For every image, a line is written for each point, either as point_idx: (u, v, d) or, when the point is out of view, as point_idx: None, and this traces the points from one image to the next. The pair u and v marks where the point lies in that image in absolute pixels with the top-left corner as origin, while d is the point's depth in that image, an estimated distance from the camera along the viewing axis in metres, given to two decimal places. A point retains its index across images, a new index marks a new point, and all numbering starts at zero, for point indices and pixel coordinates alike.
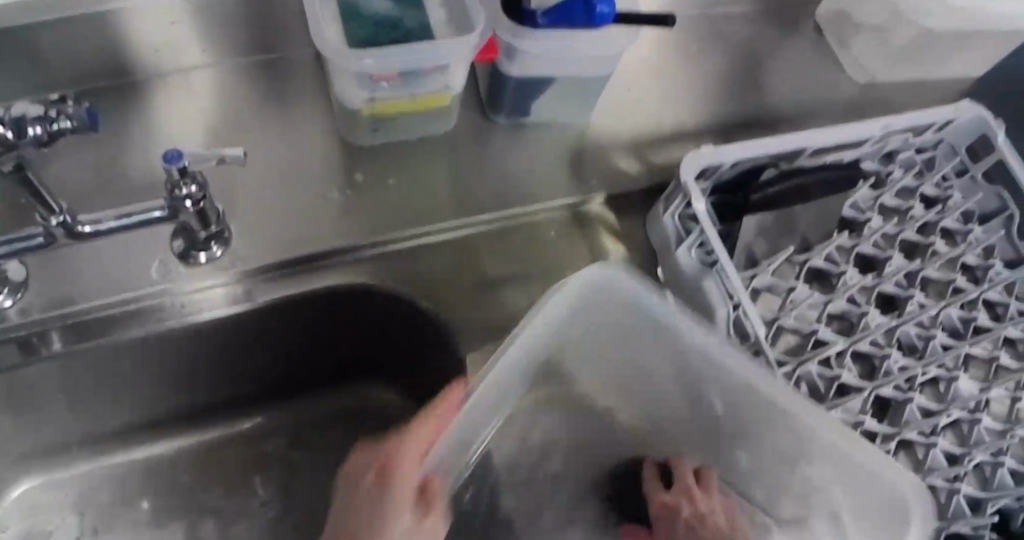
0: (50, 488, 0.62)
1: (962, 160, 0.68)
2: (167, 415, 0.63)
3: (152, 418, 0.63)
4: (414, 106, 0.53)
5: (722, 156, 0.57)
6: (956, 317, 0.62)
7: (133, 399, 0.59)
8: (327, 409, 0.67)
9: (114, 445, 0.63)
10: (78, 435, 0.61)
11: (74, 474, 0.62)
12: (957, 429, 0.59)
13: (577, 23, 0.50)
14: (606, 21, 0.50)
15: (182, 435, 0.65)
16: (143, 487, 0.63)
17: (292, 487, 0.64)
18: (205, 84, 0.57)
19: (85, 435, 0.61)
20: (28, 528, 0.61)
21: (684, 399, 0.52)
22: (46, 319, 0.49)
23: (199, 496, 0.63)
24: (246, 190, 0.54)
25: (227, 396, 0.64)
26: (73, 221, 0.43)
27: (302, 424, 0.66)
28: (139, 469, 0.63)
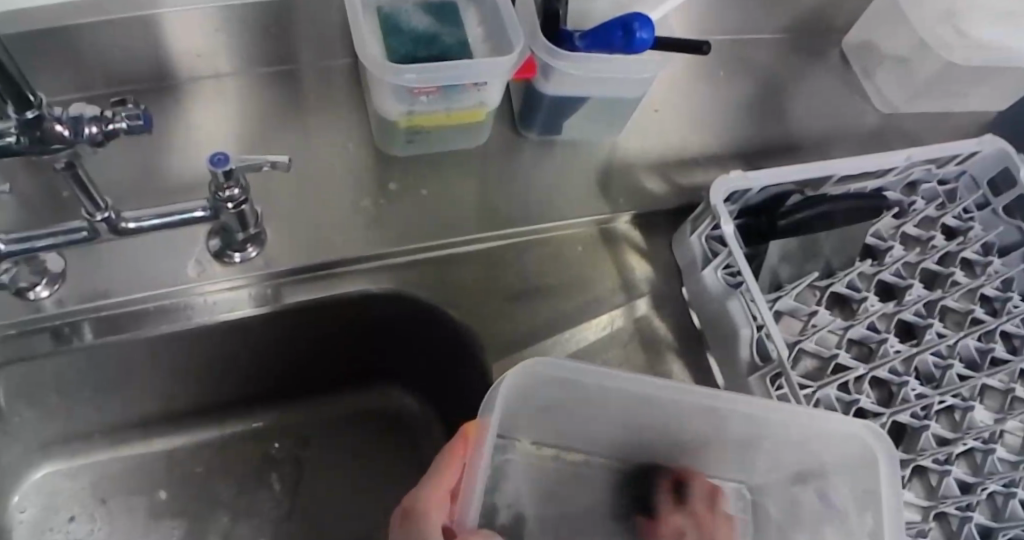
0: (69, 478, 0.62)
1: (983, 193, 0.69)
2: (188, 410, 0.64)
3: (174, 412, 0.64)
4: (450, 120, 0.54)
5: (751, 181, 0.57)
6: (974, 347, 0.64)
7: (156, 392, 0.60)
8: (345, 410, 0.67)
9: (134, 437, 0.64)
10: (99, 426, 0.62)
11: (93, 464, 0.63)
12: (970, 457, 0.61)
13: (616, 48, 0.51)
14: (643, 48, 0.51)
15: (202, 431, 0.65)
16: (161, 480, 0.64)
17: (304, 486, 0.64)
18: (247, 90, 0.59)
19: (106, 427, 0.62)
20: (42, 518, 0.60)
21: (678, 436, 0.52)
22: (80, 310, 0.50)
23: (214, 492, 0.64)
24: (281, 194, 0.56)
25: (249, 393, 0.65)
26: (117, 217, 0.44)
27: (321, 424, 0.67)
28: (157, 463, 0.64)
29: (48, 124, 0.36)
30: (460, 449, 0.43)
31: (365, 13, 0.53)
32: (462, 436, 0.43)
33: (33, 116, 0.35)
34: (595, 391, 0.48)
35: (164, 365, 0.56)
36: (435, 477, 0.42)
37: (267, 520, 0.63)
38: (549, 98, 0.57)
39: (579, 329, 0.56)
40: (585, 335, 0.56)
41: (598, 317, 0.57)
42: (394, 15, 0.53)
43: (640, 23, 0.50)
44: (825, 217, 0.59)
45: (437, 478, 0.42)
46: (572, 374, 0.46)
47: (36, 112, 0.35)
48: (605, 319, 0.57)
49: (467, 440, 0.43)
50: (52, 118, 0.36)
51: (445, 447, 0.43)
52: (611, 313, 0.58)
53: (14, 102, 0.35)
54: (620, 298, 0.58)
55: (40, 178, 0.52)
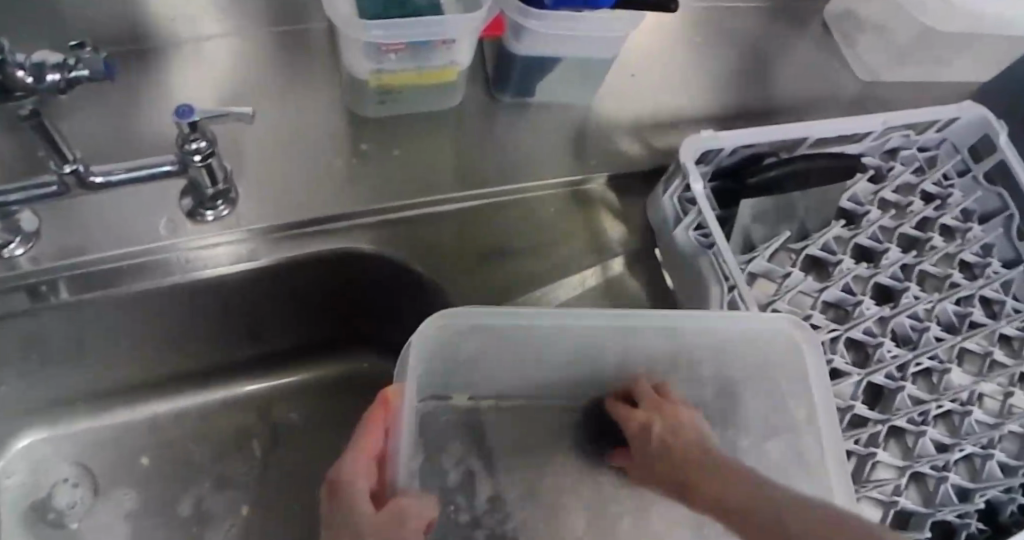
0: (51, 445, 0.62)
1: (963, 159, 0.68)
2: (168, 380, 0.64)
3: (153, 380, 0.64)
4: (420, 80, 0.55)
5: (721, 141, 0.58)
6: (953, 311, 0.63)
7: (133, 360, 0.60)
8: (325, 376, 0.68)
9: (114, 406, 0.64)
10: (80, 395, 0.62)
11: (75, 431, 0.63)
12: (947, 419, 0.60)
13: (578, 4, 0.51)
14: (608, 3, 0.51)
15: (181, 398, 0.66)
16: (142, 448, 0.64)
17: (284, 450, 0.66)
18: (225, 53, 0.59)
19: (88, 396, 0.62)
20: (24, 482, 0.61)
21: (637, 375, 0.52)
22: (56, 267, 0.51)
23: (193, 458, 0.64)
24: (256, 157, 0.56)
25: (227, 362, 0.65)
26: (86, 170, 0.44)
27: (302, 391, 0.68)
28: (139, 430, 0.64)
29: (10, 70, 0.37)
30: (382, 415, 0.42)
31: None
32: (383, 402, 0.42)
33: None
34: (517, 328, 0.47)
35: (146, 329, 0.57)
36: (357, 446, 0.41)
37: (246, 484, 0.64)
38: (523, 59, 0.57)
39: (550, 290, 0.57)
40: (557, 293, 0.57)
41: (573, 277, 0.58)
42: None
43: None
44: (797, 176, 0.59)
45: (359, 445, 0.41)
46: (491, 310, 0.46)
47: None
48: (576, 280, 0.58)
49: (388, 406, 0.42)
50: (14, 64, 0.37)
51: (364, 419, 0.42)
52: (584, 274, 0.58)
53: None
54: (592, 257, 0.59)
55: (16, 139, 0.52)
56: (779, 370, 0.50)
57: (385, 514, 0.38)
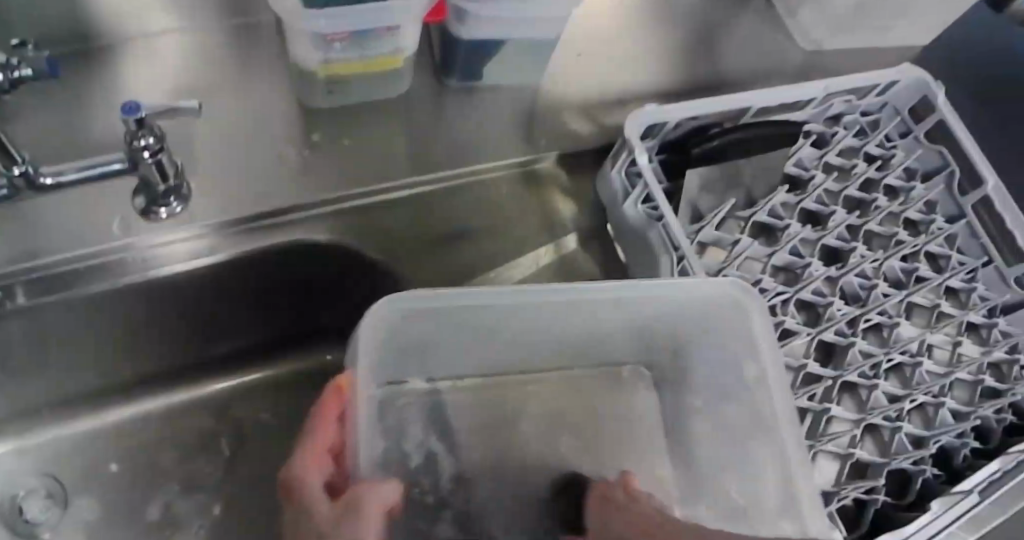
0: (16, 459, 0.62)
1: (904, 121, 0.70)
2: (133, 385, 0.64)
3: (118, 387, 0.64)
4: (366, 68, 0.55)
5: (666, 115, 0.60)
6: (899, 268, 0.65)
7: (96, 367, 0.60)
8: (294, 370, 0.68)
9: (80, 414, 0.64)
10: (43, 407, 0.61)
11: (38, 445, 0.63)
12: (900, 372, 0.62)
13: None
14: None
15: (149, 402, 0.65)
16: (111, 455, 0.64)
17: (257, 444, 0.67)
18: (169, 53, 0.58)
19: (52, 407, 0.62)
20: None
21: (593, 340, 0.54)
22: (12, 272, 0.51)
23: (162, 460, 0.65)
24: (207, 155, 0.56)
25: (191, 362, 0.65)
26: (35, 172, 0.44)
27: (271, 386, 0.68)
28: (107, 438, 0.64)
29: None
30: (333, 404, 0.42)
31: None
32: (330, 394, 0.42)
33: None
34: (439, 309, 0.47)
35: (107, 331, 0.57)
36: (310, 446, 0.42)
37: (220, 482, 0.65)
38: (468, 44, 0.58)
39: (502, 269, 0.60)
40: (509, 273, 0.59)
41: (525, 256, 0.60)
42: None
43: None
44: (741, 143, 0.62)
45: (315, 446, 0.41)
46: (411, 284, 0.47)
47: None
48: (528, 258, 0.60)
49: (335, 399, 0.42)
50: None
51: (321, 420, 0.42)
52: (539, 252, 0.61)
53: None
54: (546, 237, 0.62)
55: None
56: (705, 324, 0.53)
57: (341, 507, 0.39)
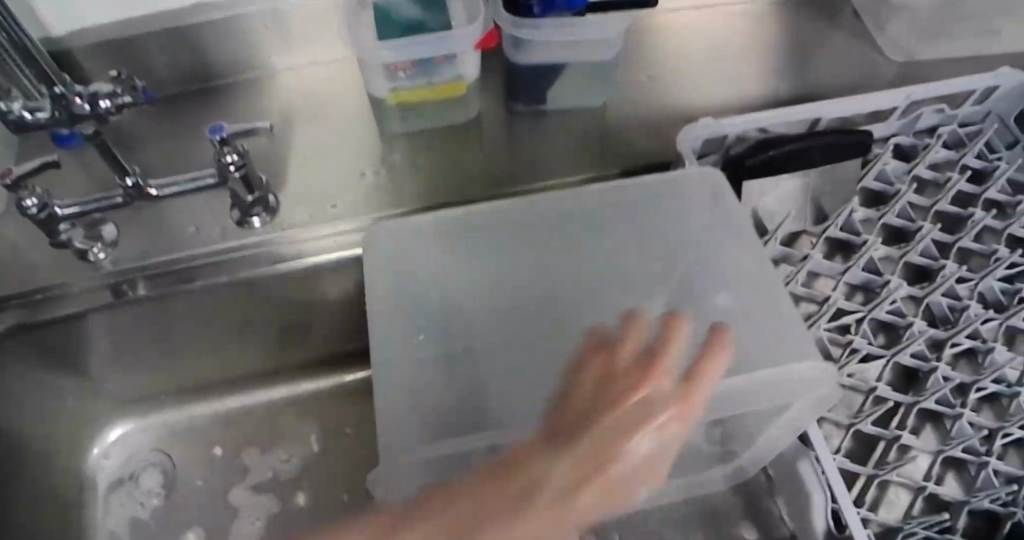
0: (132, 441, 0.67)
1: (1012, 132, 0.66)
2: (226, 381, 0.69)
3: (207, 380, 0.68)
4: (432, 95, 0.61)
5: (723, 127, 0.61)
6: (998, 289, 0.60)
7: (201, 361, 0.66)
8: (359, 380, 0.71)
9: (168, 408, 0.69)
10: (137, 393, 0.67)
11: (149, 431, 0.68)
12: (996, 404, 0.57)
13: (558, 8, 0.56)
14: (581, 3, 0.56)
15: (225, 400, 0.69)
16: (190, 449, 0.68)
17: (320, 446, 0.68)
18: (271, 86, 0.66)
19: (143, 395, 0.68)
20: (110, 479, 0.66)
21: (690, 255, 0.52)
22: (133, 268, 0.58)
23: (243, 457, 0.67)
24: (293, 169, 0.63)
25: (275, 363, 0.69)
26: (144, 183, 0.53)
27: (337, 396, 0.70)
28: (191, 429, 0.68)
29: (71, 98, 0.46)
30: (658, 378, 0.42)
31: (362, 10, 0.58)
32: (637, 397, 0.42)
33: (59, 92, 0.46)
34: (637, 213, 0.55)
35: (217, 327, 0.63)
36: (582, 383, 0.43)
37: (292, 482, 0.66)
38: (524, 69, 0.62)
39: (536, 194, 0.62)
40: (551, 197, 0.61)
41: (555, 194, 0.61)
42: (384, 4, 0.58)
43: None
44: (799, 156, 0.60)
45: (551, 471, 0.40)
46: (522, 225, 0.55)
47: (60, 89, 0.46)
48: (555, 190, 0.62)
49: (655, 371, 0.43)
50: (74, 93, 0.46)
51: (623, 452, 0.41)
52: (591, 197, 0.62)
53: (45, 81, 0.46)
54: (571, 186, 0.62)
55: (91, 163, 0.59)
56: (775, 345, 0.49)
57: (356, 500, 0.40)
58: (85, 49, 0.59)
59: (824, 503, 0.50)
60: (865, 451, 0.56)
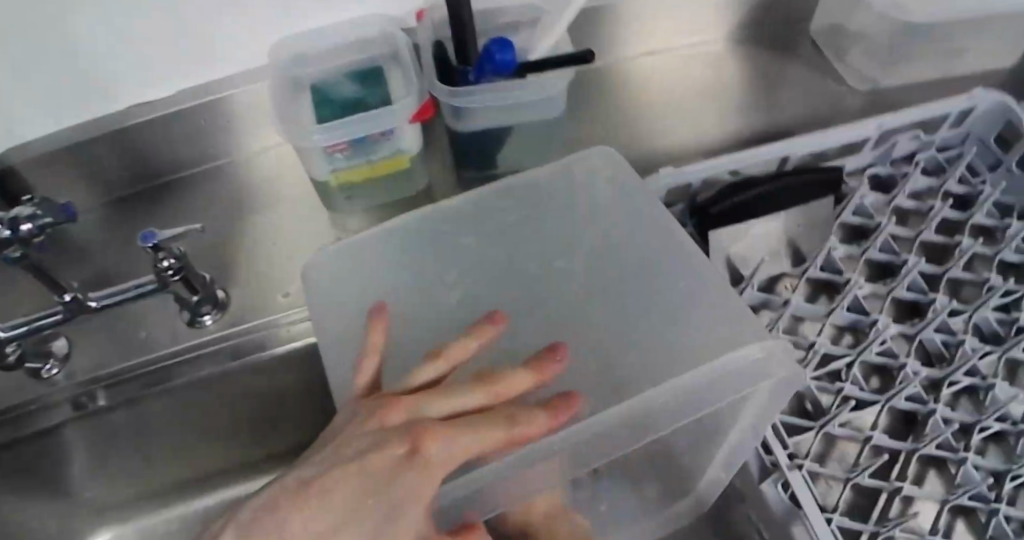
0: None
1: (993, 153, 0.62)
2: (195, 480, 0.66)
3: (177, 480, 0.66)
4: (373, 172, 0.59)
5: (683, 174, 0.58)
6: (994, 320, 0.55)
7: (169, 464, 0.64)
8: None
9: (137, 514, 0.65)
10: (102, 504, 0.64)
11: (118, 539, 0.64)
12: (1001, 442, 0.53)
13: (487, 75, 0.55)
14: (509, 68, 0.54)
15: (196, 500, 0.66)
16: None
17: None
18: (216, 178, 0.65)
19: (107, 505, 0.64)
20: None
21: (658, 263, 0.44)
22: (91, 380, 0.56)
23: None
24: (242, 260, 0.61)
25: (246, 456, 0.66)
26: (84, 297, 0.52)
27: None
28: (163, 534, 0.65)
29: None
30: (542, 417, 0.35)
31: (301, 93, 0.58)
32: (504, 425, 0.35)
33: None
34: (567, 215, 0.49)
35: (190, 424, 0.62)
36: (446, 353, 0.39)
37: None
38: (469, 136, 0.60)
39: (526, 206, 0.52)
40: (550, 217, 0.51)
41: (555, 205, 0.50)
42: (322, 85, 0.58)
43: (498, 46, 0.53)
44: (767, 199, 0.56)
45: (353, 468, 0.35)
46: (454, 242, 0.48)
47: None
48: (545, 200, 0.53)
49: (558, 409, 0.35)
50: None
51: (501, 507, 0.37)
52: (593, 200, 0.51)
53: None
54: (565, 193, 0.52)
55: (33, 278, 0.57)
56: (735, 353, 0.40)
57: None
58: (26, 162, 0.57)
59: None
60: (866, 504, 0.52)
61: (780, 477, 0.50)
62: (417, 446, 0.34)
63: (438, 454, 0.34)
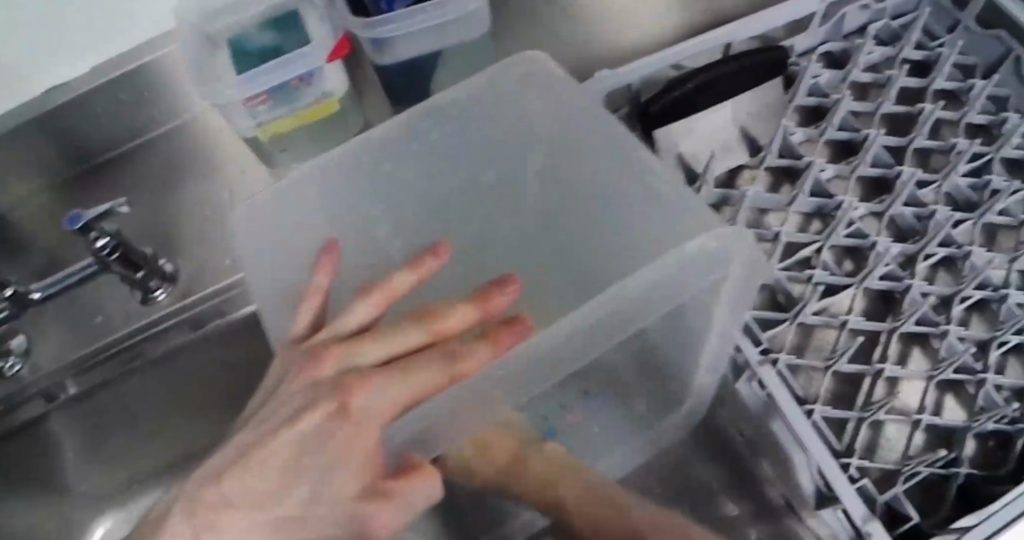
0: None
1: (952, 13, 0.57)
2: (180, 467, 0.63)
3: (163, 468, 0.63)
4: (304, 120, 0.57)
5: (623, 77, 0.55)
6: (966, 186, 0.52)
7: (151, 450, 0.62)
8: None
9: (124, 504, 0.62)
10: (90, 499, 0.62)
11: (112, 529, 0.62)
12: (984, 310, 0.50)
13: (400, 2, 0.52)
14: None
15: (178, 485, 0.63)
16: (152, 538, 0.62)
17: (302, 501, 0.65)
18: (147, 152, 0.62)
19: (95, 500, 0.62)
20: None
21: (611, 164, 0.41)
22: (57, 371, 0.56)
23: None
24: (186, 232, 0.59)
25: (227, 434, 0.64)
26: (24, 290, 0.51)
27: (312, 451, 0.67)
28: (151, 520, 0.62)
29: None
30: (481, 349, 0.33)
31: (216, 52, 0.55)
32: (441, 364, 0.33)
33: None
34: (493, 125, 0.46)
35: (173, 404, 0.62)
36: (377, 294, 0.38)
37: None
38: (396, 69, 0.57)
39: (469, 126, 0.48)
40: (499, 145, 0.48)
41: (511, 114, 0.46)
42: (238, 40, 0.55)
43: None
44: (711, 88, 0.54)
45: (292, 423, 0.34)
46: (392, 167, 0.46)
47: None
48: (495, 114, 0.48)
49: (500, 338, 0.34)
50: None
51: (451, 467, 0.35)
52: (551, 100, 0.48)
53: None
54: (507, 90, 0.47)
55: None
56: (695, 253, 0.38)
57: None
58: None
59: (807, 463, 0.46)
60: (848, 391, 0.50)
61: (753, 375, 0.49)
62: (347, 394, 0.33)
63: (371, 402, 0.33)
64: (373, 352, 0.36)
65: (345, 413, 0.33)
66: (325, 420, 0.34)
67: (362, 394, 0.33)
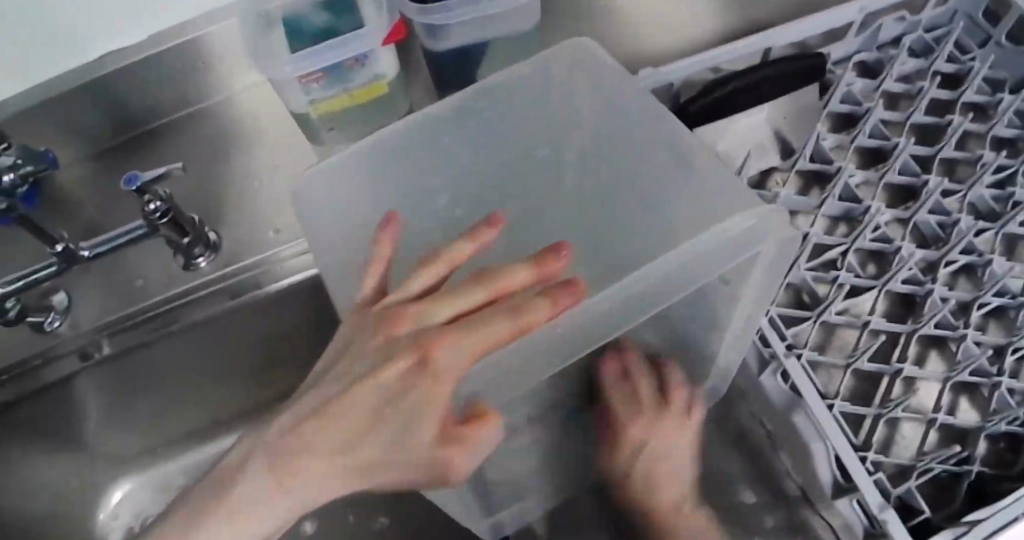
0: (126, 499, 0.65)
1: (982, 29, 0.60)
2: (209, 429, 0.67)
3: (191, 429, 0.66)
4: (353, 100, 0.58)
5: (666, 75, 0.57)
6: (990, 197, 0.54)
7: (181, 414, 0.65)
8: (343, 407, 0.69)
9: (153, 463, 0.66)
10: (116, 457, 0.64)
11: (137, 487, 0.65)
12: (1002, 318, 0.52)
13: None
14: None
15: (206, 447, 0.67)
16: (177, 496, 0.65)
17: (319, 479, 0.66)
18: (193, 122, 0.63)
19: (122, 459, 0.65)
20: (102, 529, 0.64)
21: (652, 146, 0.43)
22: (94, 331, 0.57)
23: None
24: (228, 202, 0.61)
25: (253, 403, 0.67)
26: (74, 247, 0.52)
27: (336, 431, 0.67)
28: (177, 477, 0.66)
29: None
30: (545, 305, 0.34)
31: (269, 29, 0.56)
32: (509, 319, 0.34)
33: None
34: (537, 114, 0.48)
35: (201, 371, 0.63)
36: (440, 260, 0.38)
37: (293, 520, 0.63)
38: (445, 56, 0.59)
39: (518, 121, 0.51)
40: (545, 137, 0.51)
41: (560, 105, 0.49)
42: (292, 17, 0.55)
43: None
44: (750, 91, 0.56)
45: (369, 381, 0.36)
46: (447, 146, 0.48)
47: None
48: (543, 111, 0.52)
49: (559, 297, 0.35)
50: None
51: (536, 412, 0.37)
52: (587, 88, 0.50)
53: None
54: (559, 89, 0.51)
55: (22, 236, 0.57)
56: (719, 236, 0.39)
57: None
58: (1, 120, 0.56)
59: (827, 452, 0.47)
60: (867, 388, 0.52)
61: (778, 367, 0.50)
62: (427, 349, 0.35)
63: (449, 356, 0.34)
64: (446, 310, 0.37)
65: (425, 368, 0.35)
66: (406, 374, 0.35)
67: (440, 350, 0.34)
